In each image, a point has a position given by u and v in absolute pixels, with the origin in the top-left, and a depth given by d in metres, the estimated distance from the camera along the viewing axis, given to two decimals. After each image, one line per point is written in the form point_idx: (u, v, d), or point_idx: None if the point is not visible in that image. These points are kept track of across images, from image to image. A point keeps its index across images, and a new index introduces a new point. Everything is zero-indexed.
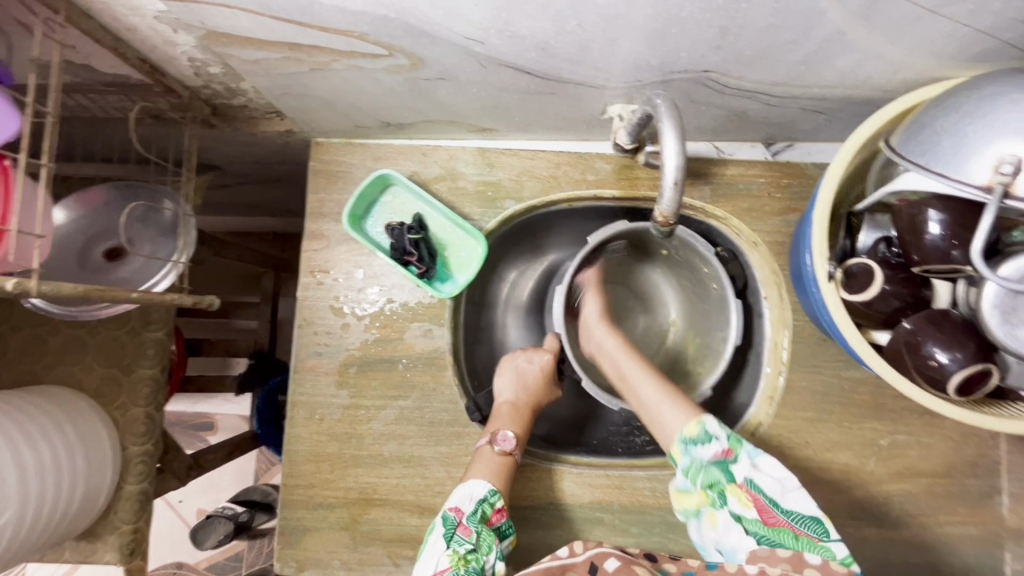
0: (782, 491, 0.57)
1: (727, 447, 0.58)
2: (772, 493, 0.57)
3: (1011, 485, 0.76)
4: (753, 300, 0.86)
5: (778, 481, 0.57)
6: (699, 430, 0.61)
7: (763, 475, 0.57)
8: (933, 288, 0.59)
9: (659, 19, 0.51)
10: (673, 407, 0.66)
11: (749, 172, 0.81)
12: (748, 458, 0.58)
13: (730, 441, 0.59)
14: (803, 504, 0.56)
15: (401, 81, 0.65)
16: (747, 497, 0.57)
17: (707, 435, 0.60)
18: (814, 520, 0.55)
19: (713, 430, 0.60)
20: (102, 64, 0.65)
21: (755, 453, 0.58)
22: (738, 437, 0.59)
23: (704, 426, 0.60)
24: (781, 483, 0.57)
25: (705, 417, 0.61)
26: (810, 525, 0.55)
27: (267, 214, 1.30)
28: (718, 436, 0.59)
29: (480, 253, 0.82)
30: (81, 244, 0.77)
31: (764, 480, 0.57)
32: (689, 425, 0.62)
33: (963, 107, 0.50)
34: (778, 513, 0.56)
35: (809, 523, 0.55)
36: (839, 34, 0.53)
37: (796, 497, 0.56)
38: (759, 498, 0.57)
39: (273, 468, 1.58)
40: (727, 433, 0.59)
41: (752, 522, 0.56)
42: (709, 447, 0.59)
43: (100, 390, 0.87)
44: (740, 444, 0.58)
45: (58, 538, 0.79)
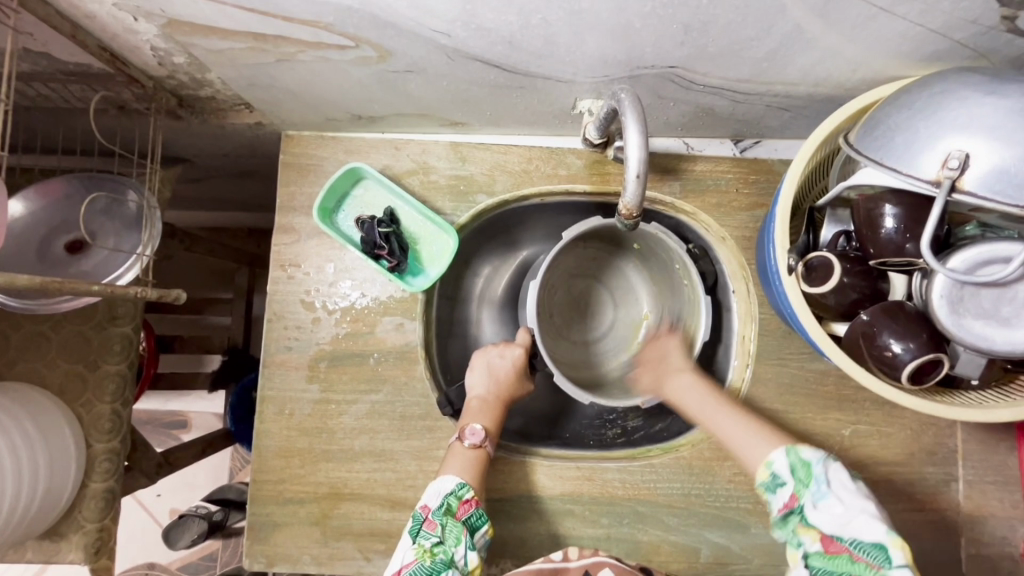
0: (842, 523, 0.56)
1: (791, 492, 0.60)
2: (832, 526, 0.56)
3: (966, 473, 0.79)
4: (722, 295, 0.88)
5: (839, 513, 0.56)
6: (768, 475, 0.62)
7: (821, 511, 0.57)
8: (889, 281, 0.61)
9: (622, 14, 0.52)
10: (748, 435, 0.67)
11: (717, 168, 0.82)
12: (809, 501, 0.58)
13: (793, 487, 0.60)
14: (867, 532, 0.55)
15: (369, 74, 0.65)
16: (817, 535, 0.57)
17: (776, 479, 0.61)
18: (876, 548, 0.54)
19: (778, 474, 0.61)
20: (61, 53, 0.64)
21: (820, 490, 0.58)
22: (804, 475, 0.60)
23: (772, 469, 0.62)
24: (839, 516, 0.56)
25: (772, 457, 0.62)
26: (870, 554, 0.54)
27: (240, 209, 1.28)
28: (784, 479, 0.61)
29: (452, 247, 0.82)
30: (42, 235, 0.76)
31: (828, 516, 0.57)
32: (760, 470, 0.63)
33: (916, 104, 0.52)
34: (841, 544, 0.55)
35: (871, 550, 0.54)
36: (799, 30, 0.54)
37: (861, 525, 0.55)
38: (820, 532, 0.57)
39: (247, 466, 1.55)
40: (792, 474, 0.61)
41: (817, 557, 0.57)
42: (777, 492, 0.61)
43: (63, 386, 0.85)
44: (804, 486, 0.59)
45: (19, 538, 0.77)
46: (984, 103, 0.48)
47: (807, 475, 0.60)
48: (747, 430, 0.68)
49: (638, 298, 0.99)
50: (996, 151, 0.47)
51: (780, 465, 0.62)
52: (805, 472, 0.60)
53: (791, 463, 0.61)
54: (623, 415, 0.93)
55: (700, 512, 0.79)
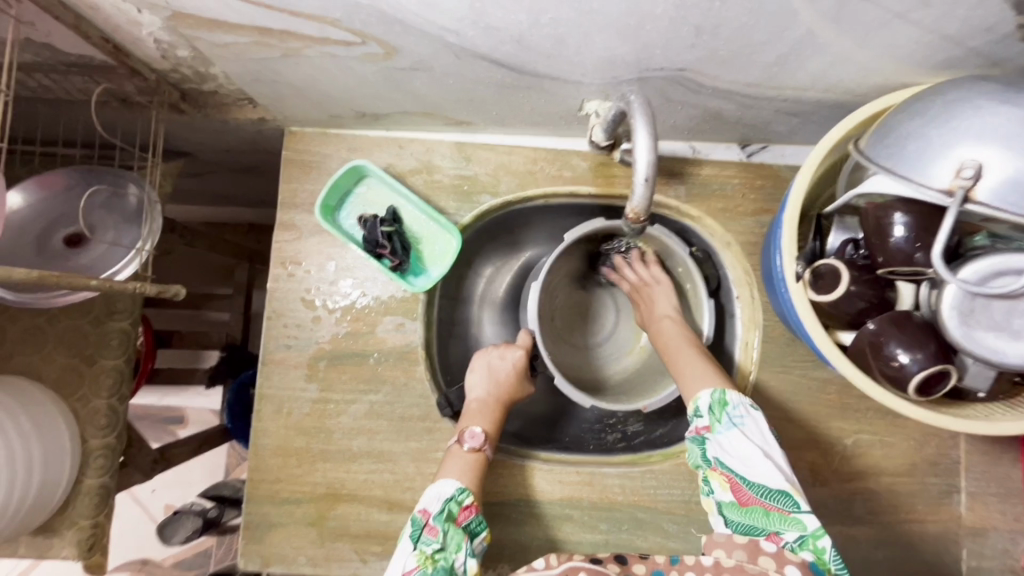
0: (749, 467, 0.60)
1: (706, 426, 0.64)
2: (742, 470, 0.60)
3: (969, 485, 0.78)
4: (726, 301, 0.87)
5: (748, 458, 0.60)
6: (691, 406, 0.66)
7: (731, 452, 0.61)
8: (897, 290, 0.60)
9: (633, 15, 0.51)
10: (692, 373, 0.70)
11: (723, 173, 0.82)
12: (718, 437, 0.62)
13: (707, 421, 0.64)
14: (773, 479, 0.58)
15: (374, 71, 0.64)
16: (722, 478, 0.60)
17: (693, 414, 0.66)
18: (782, 494, 0.57)
19: (699, 408, 0.65)
20: (63, 43, 0.63)
21: (731, 427, 0.62)
22: (717, 414, 0.64)
23: (696, 405, 0.66)
24: (747, 460, 0.60)
25: (698, 394, 0.66)
26: (779, 501, 0.58)
27: (241, 204, 1.27)
28: (701, 415, 0.64)
29: (454, 248, 0.81)
30: (40, 229, 0.75)
31: (736, 459, 0.60)
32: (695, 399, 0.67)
33: (929, 112, 0.51)
34: (749, 491, 0.59)
35: (778, 497, 0.58)
36: (811, 35, 0.54)
37: (767, 470, 0.59)
38: (731, 478, 0.60)
39: (243, 463, 1.54)
40: (707, 410, 0.64)
41: (730, 507, 0.60)
42: (693, 425, 0.65)
43: (60, 380, 0.84)
44: (716, 422, 0.63)
45: (11, 533, 0.76)
46: (998, 112, 0.48)
47: (719, 412, 0.63)
48: (695, 369, 0.70)
49: None
50: (1010, 161, 0.46)
51: (703, 402, 0.65)
52: (720, 410, 0.64)
53: (713, 400, 0.64)
54: (623, 419, 0.92)
55: (699, 519, 0.78)
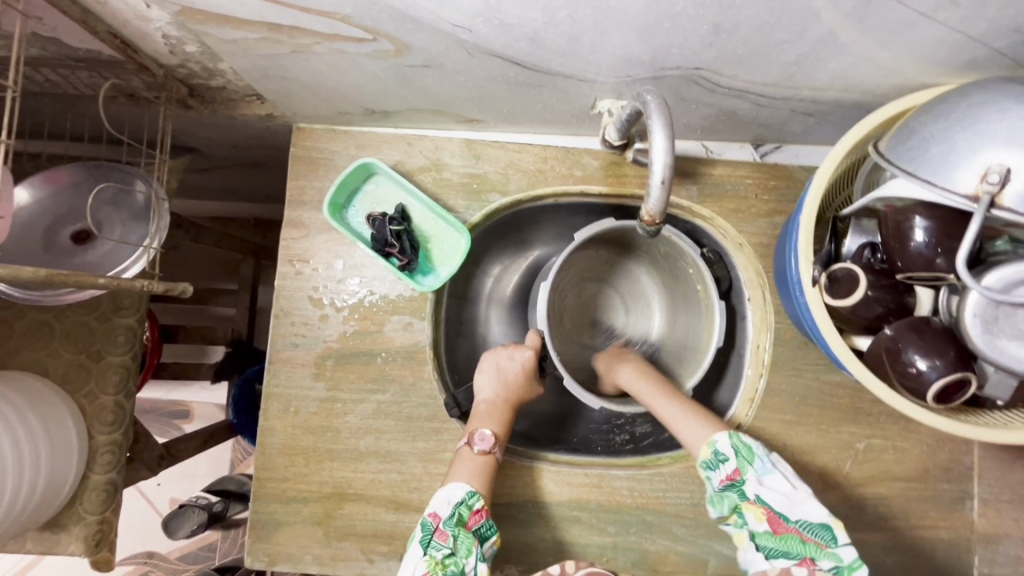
0: (790, 504, 0.61)
1: (736, 468, 0.64)
2: (782, 507, 0.61)
3: (982, 491, 0.78)
4: (736, 302, 0.86)
5: (787, 494, 0.62)
6: (710, 453, 0.66)
7: (770, 490, 0.62)
8: (916, 295, 0.59)
9: (650, 13, 0.50)
10: (691, 418, 0.71)
11: (736, 173, 0.80)
12: (754, 477, 0.63)
13: (738, 463, 0.64)
14: (813, 513, 0.60)
15: (385, 67, 0.63)
16: (761, 513, 0.62)
17: (718, 458, 0.65)
18: (823, 527, 0.59)
19: (723, 451, 0.65)
20: (70, 38, 0.62)
21: (765, 467, 0.63)
22: (748, 456, 0.64)
23: (715, 448, 0.66)
24: (788, 498, 0.61)
25: (716, 437, 0.66)
26: (818, 533, 0.59)
27: (247, 200, 1.27)
28: (729, 457, 0.65)
29: (464, 247, 0.80)
30: (46, 225, 0.74)
31: (774, 495, 0.62)
32: (703, 448, 0.67)
33: (953, 114, 0.50)
34: (788, 524, 0.61)
35: (817, 530, 0.59)
36: (832, 35, 0.52)
37: (806, 507, 0.61)
38: (769, 512, 0.61)
39: (248, 458, 1.55)
40: (735, 453, 0.65)
41: (766, 537, 0.62)
42: (720, 471, 0.65)
43: (67, 376, 0.84)
44: (748, 463, 0.64)
45: (18, 529, 0.76)
46: None
47: (750, 454, 0.64)
48: (695, 415, 0.71)
49: (651, 306, 0.97)
50: None
51: (724, 445, 0.65)
52: (750, 452, 0.65)
53: (736, 443, 0.65)
54: (632, 420, 0.91)
55: (708, 522, 0.78)
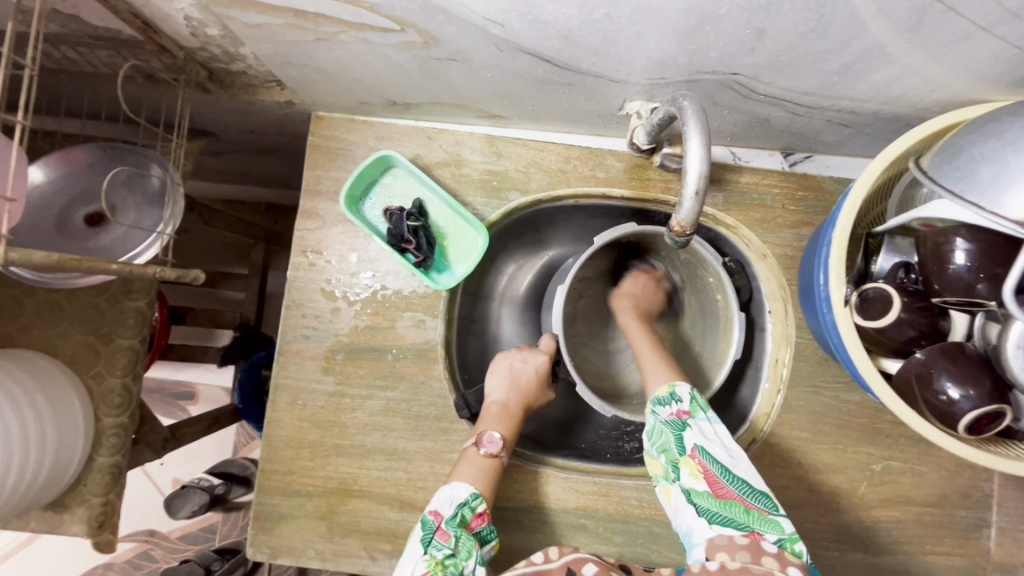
0: (731, 461, 0.59)
1: (685, 411, 0.62)
2: (725, 463, 0.58)
3: (1000, 519, 0.76)
4: (756, 314, 0.84)
5: (729, 451, 0.59)
6: (667, 392, 0.65)
7: (713, 444, 0.59)
8: (951, 319, 0.58)
9: (692, 15, 0.48)
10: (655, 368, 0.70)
11: (764, 182, 0.78)
12: (700, 424, 0.61)
13: (688, 407, 0.63)
14: (752, 478, 0.58)
15: (410, 59, 0.61)
16: (699, 468, 0.59)
17: (672, 398, 0.64)
18: (762, 494, 0.57)
19: (678, 394, 0.64)
20: (91, 16, 0.61)
21: (710, 419, 0.61)
22: (698, 404, 0.63)
23: (673, 390, 0.65)
24: (731, 454, 0.59)
25: (677, 382, 0.66)
26: (760, 500, 0.57)
27: (261, 184, 1.25)
28: (681, 398, 0.64)
29: (481, 245, 0.79)
30: (59, 207, 0.73)
31: (717, 451, 0.59)
32: (661, 387, 0.66)
33: (1007, 134, 0.48)
34: (728, 485, 0.57)
35: (758, 497, 0.57)
36: (881, 46, 0.50)
37: (746, 471, 0.58)
38: (709, 468, 0.58)
39: (252, 441, 1.55)
40: (689, 398, 0.64)
41: (703, 495, 0.58)
42: (669, 409, 0.63)
43: (75, 357, 0.83)
44: (699, 409, 0.62)
45: (23, 509, 0.76)
46: None
47: (702, 404, 0.63)
48: (663, 364, 0.71)
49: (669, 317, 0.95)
50: None
51: (683, 389, 0.64)
52: (701, 403, 0.63)
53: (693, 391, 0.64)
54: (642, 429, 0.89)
55: None
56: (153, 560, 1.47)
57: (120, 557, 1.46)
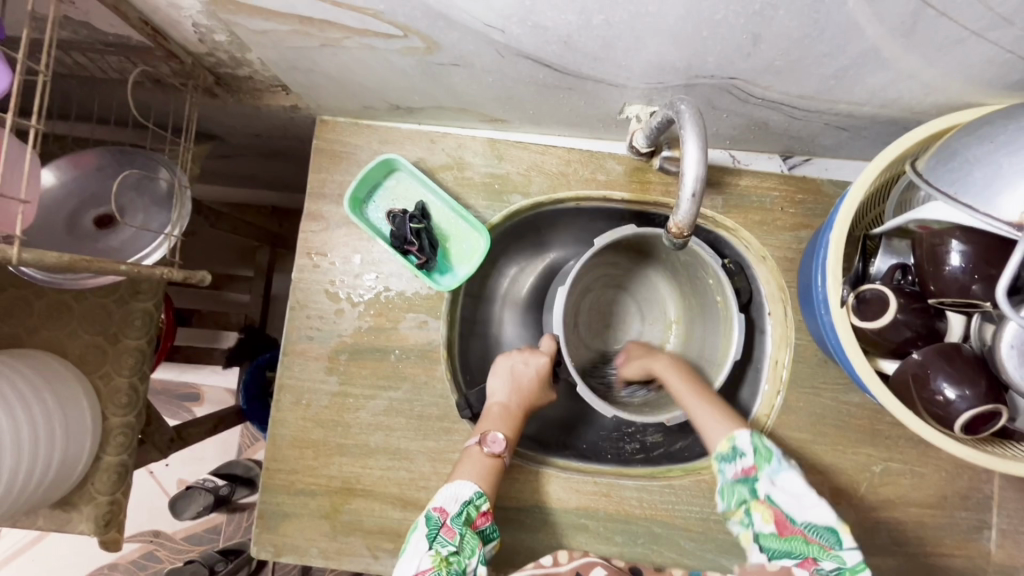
0: (800, 505, 0.60)
1: (751, 464, 0.63)
2: (792, 508, 0.60)
3: (1000, 521, 0.76)
4: (757, 315, 0.84)
5: (798, 494, 0.60)
6: (729, 447, 0.64)
7: (782, 490, 0.61)
8: (947, 320, 0.58)
9: (689, 21, 0.49)
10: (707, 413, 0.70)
11: (763, 184, 0.79)
12: (768, 475, 0.62)
13: (753, 459, 0.63)
14: (821, 517, 0.59)
15: (413, 64, 0.63)
16: (768, 513, 0.61)
17: (736, 452, 0.64)
18: (828, 530, 0.58)
19: (741, 447, 0.64)
20: (102, 23, 0.62)
21: (778, 468, 0.62)
22: (764, 454, 0.63)
23: (734, 443, 0.64)
24: (799, 499, 0.60)
25: (737, 433, 0.65)
26: (823, 535, 0.58)
27: (266, 188, 1.26)
28: (744, 453, 0.63)
29: (482, 247, 0.80)
30: (69, 208, 0.74)
31: (783, 497, 0.60)
32: (721, 441, 0.66)
33: (1000, 137, 0.48)
34: (795, 527, 0.60)
35: (823, 531, 0.59)
36: (875, 50, 0.51)
37: (814, 511, 0.59)
38: (778, 513, 0.60)
39: (257, 443, 1.57)
40: (753, 449, 0.63)
41: (769, 537, 0.61)
42: (735, 465, 0.64)
43: (84, 356, 0.85)
44: (764, 461, 0.62)
45: (32, 506, 0.77)
46: None
47: (766, 453, 0.63)
48: (713, 409, 0.70)
49: (668, 320, 0.96)
50: None
51: (744, 442, 0.64)
52: (766, 451, 0.63)
53: (752, 442, 0.63)
54: (642, 430, 0.90)
55: (717, 538, 0.77)
56: (158, 561, 1.47)
57: (125, 558, 1.47)
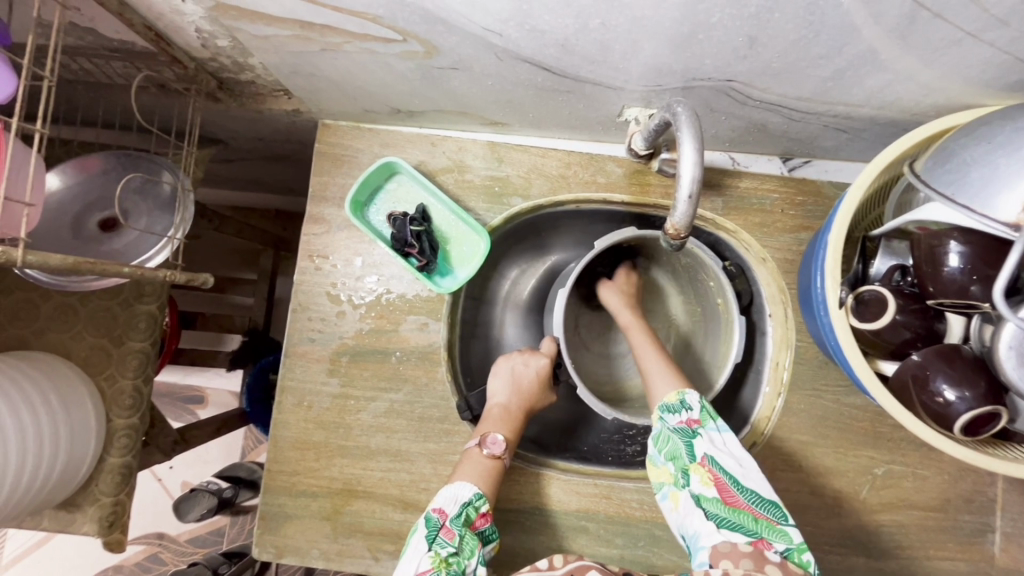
0: (739, 471, 0.58)
1: (694, 419, 0.62)
2: (735, 472, 0.58)
3: (1004, 524, 0.75)
4: (757, 317, 0.84)
5: (740, 460, 0.59)
6: (676, 399, 0.65)
7: (723, 452, 0.59)
8: (946, 321, 0.58)
9: (685, 24, 0.49)
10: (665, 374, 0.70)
11: (763, 187, 0.79)
12: (710, 432, 0.61)
13: (698, 414, 0.63)
14: (762, 487, 0.58)
15: (413, 68, 0.63)
16: (709, 475, 0.58)
17: (680, 405, 0.64)
18: (772, 504, 0.57)
19: (688, 402, 0.64)
20: (107, 29, 0.63)
21: (720, 428, 0.61)
22: (708, 413, 0.63)
23: (682, 397, 0.65)
24: (741, 464, 0.59)
25: (687, 389, 0.65)
26: (768, 509, 0.56)
27: (270, 191, 1.27)
28: (691, 407, 0.63)
29: (483, 249, 0.81)
30: (75, 212, 0.75)
31: (726, 459, 0.59)
32: (669, 394, 0.66)
33: (997, 137, 0.48)
34: (738, 493, 0.57)
35: (768, 506, 0.56)
36: (872, 52, 0.51)
37: (755, 478, 0.58)
38: (719, 476, 0.58)
39: (260, 446, 1.57)
40: (698, 405, 0.64)
41: (711, 501, 0.57)
42: (679, 417, 0.63)
43: (88, 359, 0.86)
44: (709, 418, 0.62)
45: (36, 507, 0.77)
46: None
47: (711, 412, 0.63)
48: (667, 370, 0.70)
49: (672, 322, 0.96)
50: None
51: (693, 398, 0.64)
52: (711, 411, 0.63)
53: (703, 400, 0.64)
54: (643, 432, 0.90)
55: None
56: (162, 563, 1.48)
57: (129, 560, 1.47)
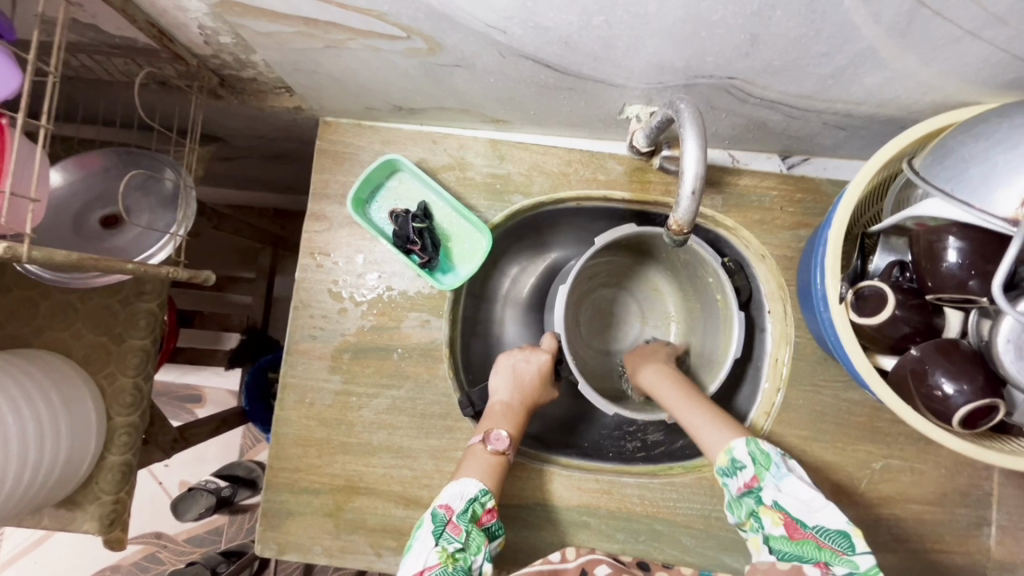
0: (808, 510, 0.58)
1: (752, 474, 0.62)
2: (799, 512, 0.58)
3: (1000, 517, 0.76)
4: (756, 313, 0.85)
5: (805, 499, 0.59)
6: (728, 460, 0.64)
7: (788, 495, 0.59)
8: (945, 316, 0.59)
9: (688, 21, 0.50)
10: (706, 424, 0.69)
11: (762, 184, 0.80)
12: (772, 482, 0.60)
13: (754, 469, 0.62)
14: (831, 520, 0.57)
15: (416, 65, 0.63)
16: (776, 518, 0.59)
17: (736, 463, 0.63)
18: (839, 534, 0.56)
19: (739, 458, 0.63)
20: (108, 25, 0.63)
21: (780, 475, 0.61)
22: (765, 460, 0.62)
23: (732, 454, 0.64)
24: (807, 503, 0.59)
25: (734, 443, 0.64)
26: (835, 540, 0.56)
27: (268, 190, 1.27)
28: (744, 463, 0.62)
29: (484, 247, 0.81)
30: (76, 209, 0.75)
31: (791, 501, 0.59)
32: (720, 454, 0.65)
33: (995, 134, 0.49)
34: (805, 530, 0.58)
35: (835, 536, 0.56)
36: (872, 50, 0.52)
37: (825, 514, 0.57)
38: (786, 517, 0.59)
39: (259, 444, 1.57)
40: (753, 457, 0.62)
41: (780, 540, 0.59)
42: (738, 478, 0.63)
43: (88, 357, 0.85)
44: (764, 469, 0.61)
45: (37, 506, 0.77)
46: None
47: (765, 459, 0.62)
48: (707, 419, 0.69)
49: (668, 316, 0.97)
50: None
51: (741, 452, 0.63)
52: (765, 458, 0.62)
53: (751, 450, 0.63)
54: (644, 429, 0.90)
55: (719, 535, 0.77)
56: (160, 562, 1.47)
57: (127, 560, 1.47)
